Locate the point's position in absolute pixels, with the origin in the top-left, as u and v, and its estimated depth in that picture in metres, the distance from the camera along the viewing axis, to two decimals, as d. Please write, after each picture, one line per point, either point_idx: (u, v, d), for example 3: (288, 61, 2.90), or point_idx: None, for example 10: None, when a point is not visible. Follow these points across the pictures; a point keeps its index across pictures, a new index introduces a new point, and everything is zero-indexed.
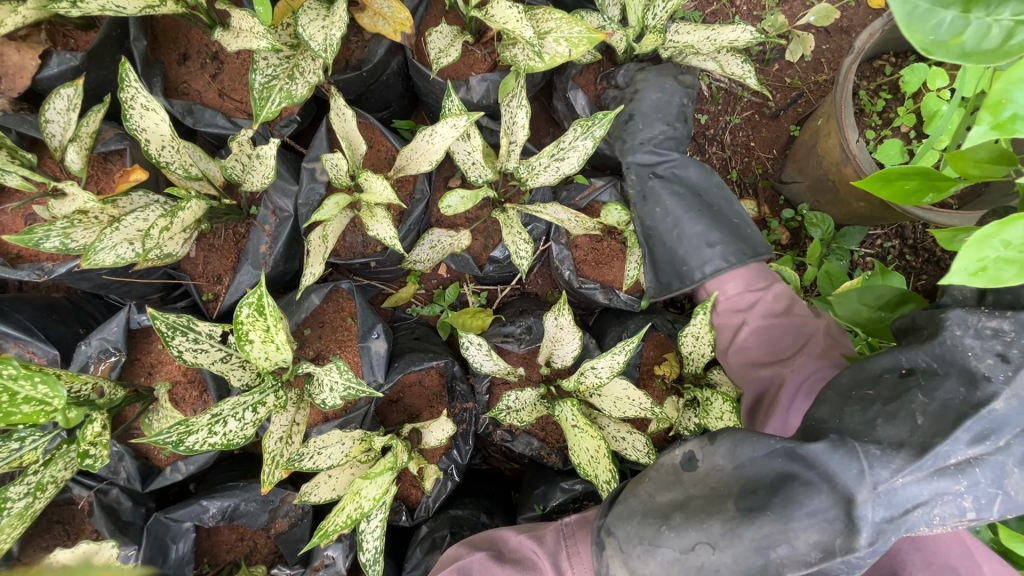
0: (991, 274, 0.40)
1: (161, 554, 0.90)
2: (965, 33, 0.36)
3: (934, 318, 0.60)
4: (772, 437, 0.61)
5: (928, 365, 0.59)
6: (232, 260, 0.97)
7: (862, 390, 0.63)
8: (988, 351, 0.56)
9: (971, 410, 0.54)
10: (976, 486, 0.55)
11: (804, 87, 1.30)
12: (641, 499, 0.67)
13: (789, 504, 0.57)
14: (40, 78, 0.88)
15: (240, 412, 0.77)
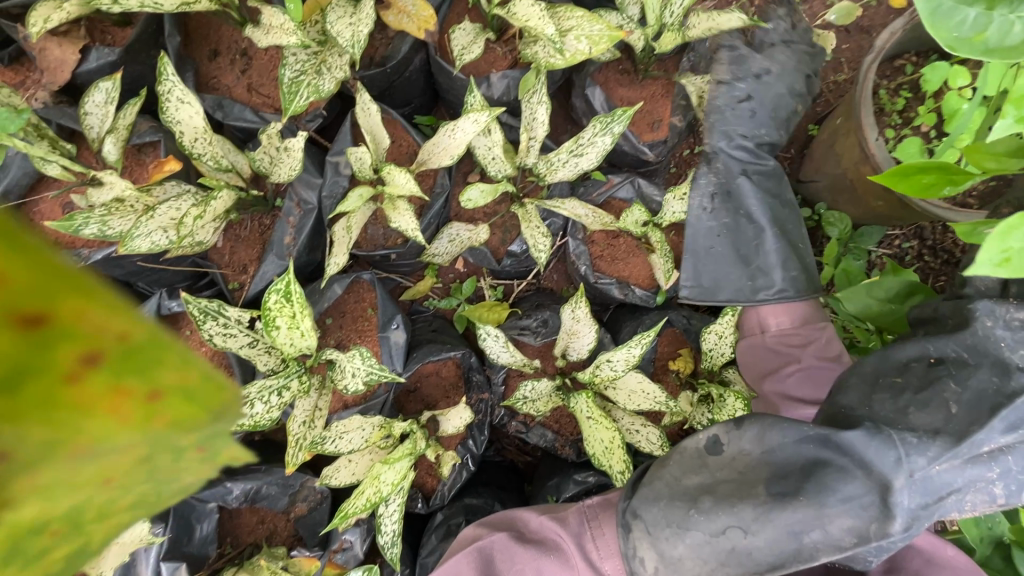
0: (1014, 262, 0.43)
1: (186, 533, 0.94)
2: (987, 31, 0.43)
3: (962, 311, 0.68)
4: (803, 425, 0.67)
5: (958, 354, 0.66)
6: (257, 251, 1.00)
7: (890, 377, 0.70)
8: (1019, 342, 0.63)
9: (1005, 398, 0.61)
10: (1006, 472, 0.62)
11: (823, 87, 1.30)
12: (667, 483, 0.72)
13: (822, 488, 0.63)
14: (80, 72, 0.91)
15: (265, 396, 0.82)
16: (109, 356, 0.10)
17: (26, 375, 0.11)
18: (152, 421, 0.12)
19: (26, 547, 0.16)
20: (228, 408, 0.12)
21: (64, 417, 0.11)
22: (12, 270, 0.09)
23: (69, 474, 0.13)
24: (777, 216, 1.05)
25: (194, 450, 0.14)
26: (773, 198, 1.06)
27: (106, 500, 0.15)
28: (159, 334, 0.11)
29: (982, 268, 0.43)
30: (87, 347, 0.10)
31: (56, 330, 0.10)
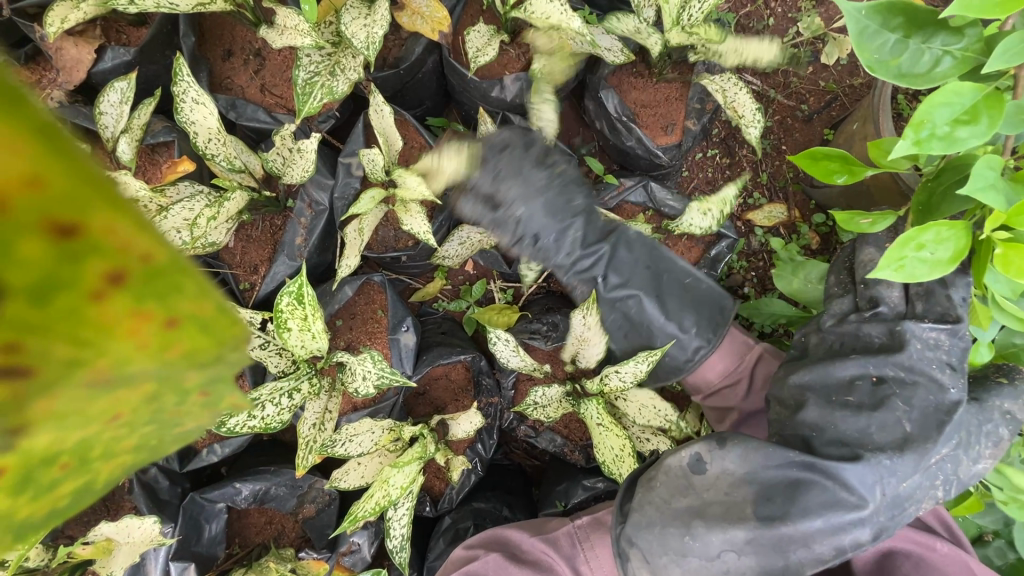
0: (908, 270, 0.52)
1: (195, 533, 0.94)
2: (902, 58, 0.51)
3: (890, 330, 0.72)
4: (786, 450, 0.71)
5: (896, 374, 0.70)
6: (268, 251, 1.00)
7: (842, 397, 0.73)
8: (942, 364, 0.69)
9: (946, 414, 0.68)
10: (947, 478, 0.70)
11: (839, 91, 1.29)
12: (657, 508, 0.74)
13: (804, 511, 0.68)
14: (95, 71, 0.92)
15: (277, 398, 0.81)
16: (138, 274, 0.12)
17: (54, 290, 0.11)
18: (167, 342, 0.13)
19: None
20: (240, 338, 0.13)
21: (86, 336, 0.12)
22: (74, 186, 0.10)
23: (80, 409, 0.13)
24: (654, 280, 0.93)
25: (195, 385, 0.15)
26: (643, 262, 0.93)
27: (91, 450, 0.15)
28: (177, 255, 0.12)
29: (886, 270, 0.52)
30: (116, 262, 0.11)
31: (89, 244, 0.11)
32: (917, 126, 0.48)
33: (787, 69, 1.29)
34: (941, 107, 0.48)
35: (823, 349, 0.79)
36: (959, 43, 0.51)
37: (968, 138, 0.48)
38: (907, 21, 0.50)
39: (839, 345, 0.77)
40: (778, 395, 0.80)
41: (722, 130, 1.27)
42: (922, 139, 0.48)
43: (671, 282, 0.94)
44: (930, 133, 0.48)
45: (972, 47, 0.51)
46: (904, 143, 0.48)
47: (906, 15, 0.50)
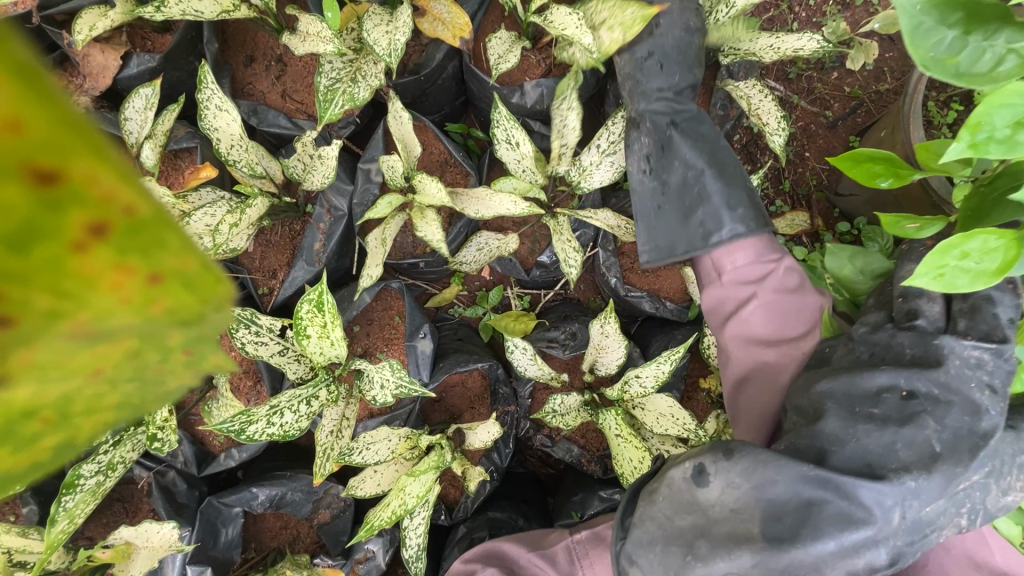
0: (948, 279, 0.46)
1: (212, 536, 0.94)
2: (960, 55, 0.41)
3: (926, 343, 0.64)
4: (803, 463, 0.62)
5: (929, 390, 0.62)
6: (287, 256, 1.01)
7: (867, 408, 0.64)
8: (981, 384, 0.60)
9: (982, 438, 0.59)
10: (974, 508, 0.62)
11: (864, 97, 1.25)
12: (659, 523, 0.67)
13: (818, 534, 0.59)
14: (121, 77, 0.93)
15: (295, 405, 0.80)
16: (121, 226, 0.11)
17: (31, 237, 0.10)
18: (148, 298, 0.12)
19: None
20: (226, 299, 0.13)
21: (67, 288, 0.11)
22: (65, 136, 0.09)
23: (59, 365, 0.12)
24: (714, 159, 0.90)
25: (179, 348, 0.14)
26: (707, 143, 0.90)
27: (81, 409, 0.14)
28: (159, 204, 0.11)
29: (920, 278, 0.47)
30: (95, 209, 0.10)
31: (71, 188, 0.10)
32: (973, 128, 0.43)
33: (812, 74, 1.26)
34: (1000, 108, 0.42)
35: (848, 359, 0.71)
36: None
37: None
38: (967, 15, 0.41)
39: (869, 356, 0.69)
40: (796, 404, 0.72)
41: (744, 136, 1.24)
42: (978, 142, 0.43)
43: (728, 170, 0.90)
44: (986, 137, 0.43)
45: None
46: (955, 146, 0.43)
47: (966, 6, 0.41)
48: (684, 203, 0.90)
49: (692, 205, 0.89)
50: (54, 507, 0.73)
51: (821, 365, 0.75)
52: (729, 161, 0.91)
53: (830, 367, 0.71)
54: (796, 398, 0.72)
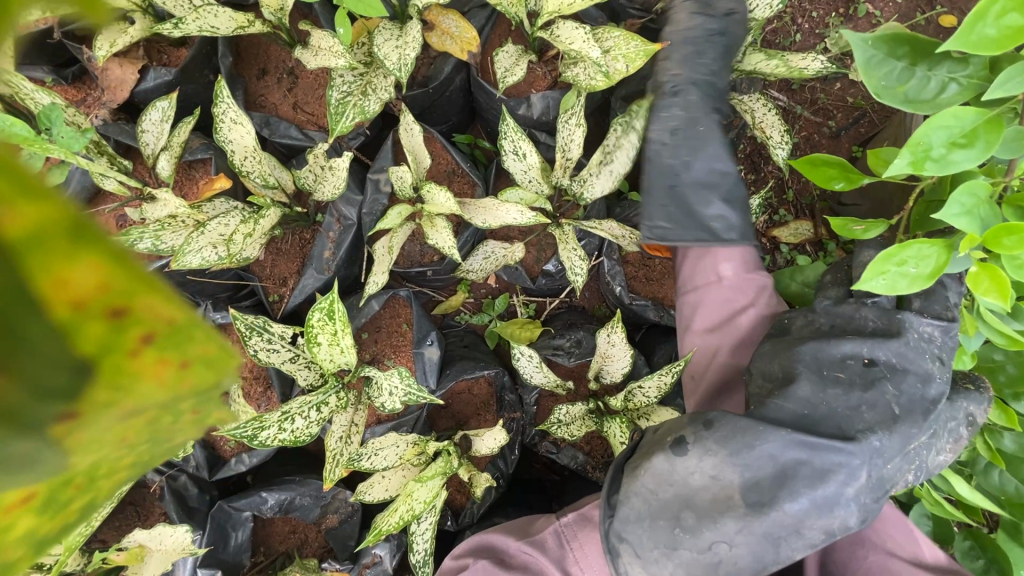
0: (890, 280, 0.53)
1: (222, 540, 0.95)
2: (910, 83, 0.55)
3: (890, 317, 0.71)
4: (780, 428, 0.67)
5: (888, 358, 0.69)
6: (297, 264, 1.02)
7: (833, 372, 0.71)
8: (929, 354, 0.69)
9: (931, 403, 0.67)
10: (919, 464, 0.70)
11: (867, 108, 1.26)
12: (644, 499, 0.70)
13: (794, 495, 0.65)
14: (138, 90, 0.95)
15: (306, 411, 0.82)
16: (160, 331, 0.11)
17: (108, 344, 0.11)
18: (177, 379, 0.12)
19: (23, 529, 0.16)
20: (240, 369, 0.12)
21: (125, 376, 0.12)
22: (102, 276, 0.09)
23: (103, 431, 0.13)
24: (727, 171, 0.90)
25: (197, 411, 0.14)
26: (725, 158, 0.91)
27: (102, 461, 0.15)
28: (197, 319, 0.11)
29: (871, 282, 0.53)
30: (138, 323, 0.11)
31: (121, 318, 0.10)
32: (915, 147, 0.50)
33: (814, 85, 1.27)
34: (939, 129, 0.50)
35: (808, 330, 0.77)
36: (965, 71, 0.55)
37: (962, 160, 0.50)
38: (913, 51, 0.55)
39: (829, 327, 0.76)
40: (764, 369, 0.76)
41: (748, 145, 1.25)
42: (919, 159, 0.50)
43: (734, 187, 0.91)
44: (926, 155, 0.50)
45: (976, 75, 0.55)
46: (901, 161, 0.50)
47: (912, 44, 0.54)
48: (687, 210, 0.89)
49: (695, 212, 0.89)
50: None
51: (780, 335, 0.80)
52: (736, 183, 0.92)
53: (792, 335, 0.77)
54: (769, 364, 0.76)
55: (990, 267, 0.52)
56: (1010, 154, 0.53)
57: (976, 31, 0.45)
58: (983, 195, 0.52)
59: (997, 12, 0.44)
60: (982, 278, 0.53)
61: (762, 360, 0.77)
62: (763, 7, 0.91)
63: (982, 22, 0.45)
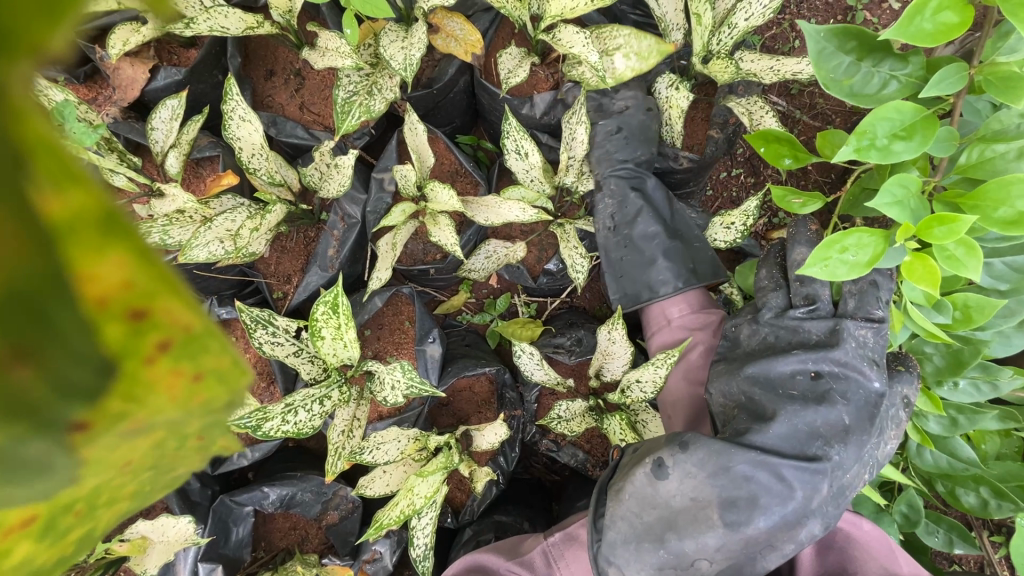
0: (832, 269, 0.54)
1: (223, 535, 0.96)
2: (855, 77, 0.56)
3: (831, 327, 0.76)
4: (749, 450, 0.74)
5: (832, 368, 0.75)
6: (301, 262, 1.03)
7: (786, 389, 0.77)
8: (864, 358, 0.74)
9: (875, 405, 0.73)
10: (879, 465, 0.78)
11: (865, 112, 1.26)
12: (629, 521, 0.77)
13: (765, 512, 0.72)
14: (148, 89, 0.97)
15: (310, 404, 0.83)
16: (181, 345, 0.10)
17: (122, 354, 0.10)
18: (188, 396, 0.12)
19: (20, 554, 0.18)
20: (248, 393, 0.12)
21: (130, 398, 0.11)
22: (132, 273, 0.09)
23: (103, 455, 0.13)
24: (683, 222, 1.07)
25: (195, 432, 0.14)
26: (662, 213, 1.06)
27: (102, 492, 0.16)
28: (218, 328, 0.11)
29: (812, 268, 0.53)
30: (157, 329, 0.10)
31: (141, 321, 0.10)
32: (859, 136, 0.51)
33: (814, 90, 1.27)
34: (881, 121, 0.51)
35: (756, 341, 0.84)
36: (904, 69, 0.56)
37: (902, 152, 0.52)
38: (860, 45, 0.55)
39: (773, 339, 0.81)
40: (723, 392, 0.84)
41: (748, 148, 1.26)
42: (863, 147, 0.51)
43: (679, 235, 1.06)
44: (868, 144, 0.51)
45: (916, 73, 0.56)
46: (846, 149, 0.51)
47: (860, 39, 0.55)
48: (643, 258, 1.05)
49: (647, 258, 1.05)
50: None
51: (732, 349, 0.87)
52: (683, 229, 1.07)
53: (744, 352, 0.84)
54: (726, 386, 0.83)
55: (923, 256, 0.53)
56: (941, 152, 0.55)
57: (914, 24, 0.46)
58: (914, 188, 0.53)
59: (934, 7, 0.46)
60: (915, 266, 0.53)
61: (719, 382, 0.84)
62: (756, 16, 0.89)
63: (920, 16, 0.46)
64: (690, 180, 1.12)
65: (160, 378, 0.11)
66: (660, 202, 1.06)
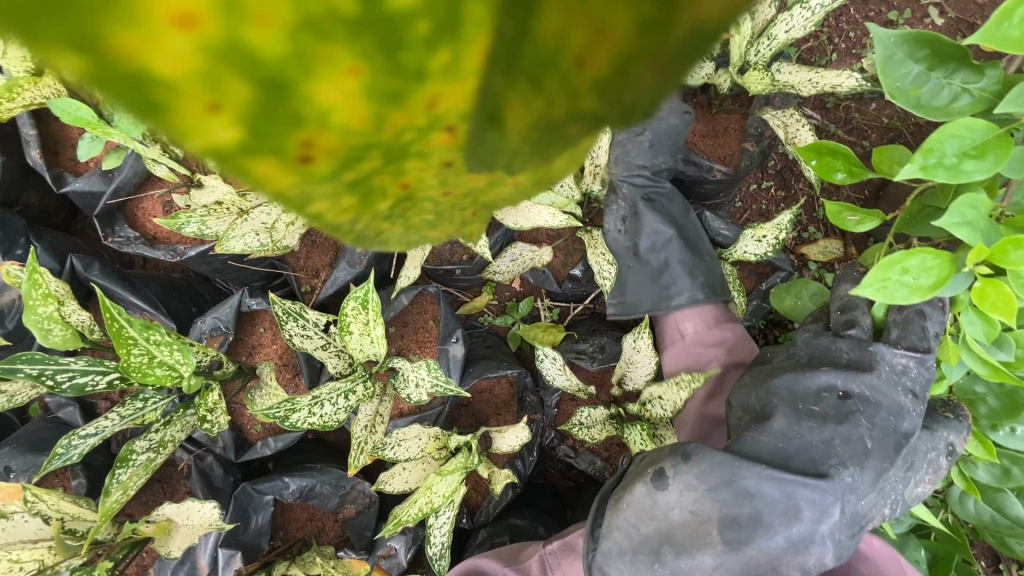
0: (890, 290, 0.53)
1: (243, 522, 0.96)
2: (923, 88, 0.56)
3: (862, 349, 0.74)
4: (755, 464, 0.73)
5: (862, 391, 0.73)
6: (330, 257, 1.05)
7: (808, 406, 0.76)
8: (902, 388, 0.71)
9: (903, 437, 0.71)
10: (897, 499, 0.75)
11: (903, 129, 1.23)
12: (625, 532, 0.77)
13: (769, 533, 0.70)
14: None
15: (335, 398, 0.83)
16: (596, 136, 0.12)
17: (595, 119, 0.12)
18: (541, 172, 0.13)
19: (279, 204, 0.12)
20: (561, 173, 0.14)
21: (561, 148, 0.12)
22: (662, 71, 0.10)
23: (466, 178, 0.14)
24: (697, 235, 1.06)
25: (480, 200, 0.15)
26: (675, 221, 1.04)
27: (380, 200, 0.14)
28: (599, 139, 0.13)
29: (869, 288, 0.53)
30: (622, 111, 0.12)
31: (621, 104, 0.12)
32: (927, 152, 0.51)
33: (850, 104, 1.25)
34: (951, 138, 0.50)
35: (788, 362, 0.84)
36: (977, 82, 0.55)
37: (972, 172, 0.51)
38: (932, 55, 0.54)
39: (807, 358, 0.82)
40: (744, 401, 0.84)
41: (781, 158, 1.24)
42: (929, 165, 0.50)
43: (696, 245, 1.05)
44: (936, 161, 0.51)
45: (989, 88, 0.55)
46: (911, 165, 0.50)
47: (933, 47, 0.54)
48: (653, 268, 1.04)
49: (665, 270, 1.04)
50: (108, 478, 0.75)
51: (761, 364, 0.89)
52: (696, 240, 1.06)
53: (772, 366, 0.84)
54: (747, 396, 0.83)
55: (996, 282, 0.52)
56: (1014, 175, 0.54)
57: (1000, 30, 0.46)
58: (985, 210, 0.52)
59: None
60: (987, 292, 0.53)
61: (741, 393, 0.84)
62: (798, 28, 0.88)
63: (1008, 21, 0.46)
64: (720, 190, 1.09)
65: (499, 184, 0.14)
66: (673, 211, 1.05)
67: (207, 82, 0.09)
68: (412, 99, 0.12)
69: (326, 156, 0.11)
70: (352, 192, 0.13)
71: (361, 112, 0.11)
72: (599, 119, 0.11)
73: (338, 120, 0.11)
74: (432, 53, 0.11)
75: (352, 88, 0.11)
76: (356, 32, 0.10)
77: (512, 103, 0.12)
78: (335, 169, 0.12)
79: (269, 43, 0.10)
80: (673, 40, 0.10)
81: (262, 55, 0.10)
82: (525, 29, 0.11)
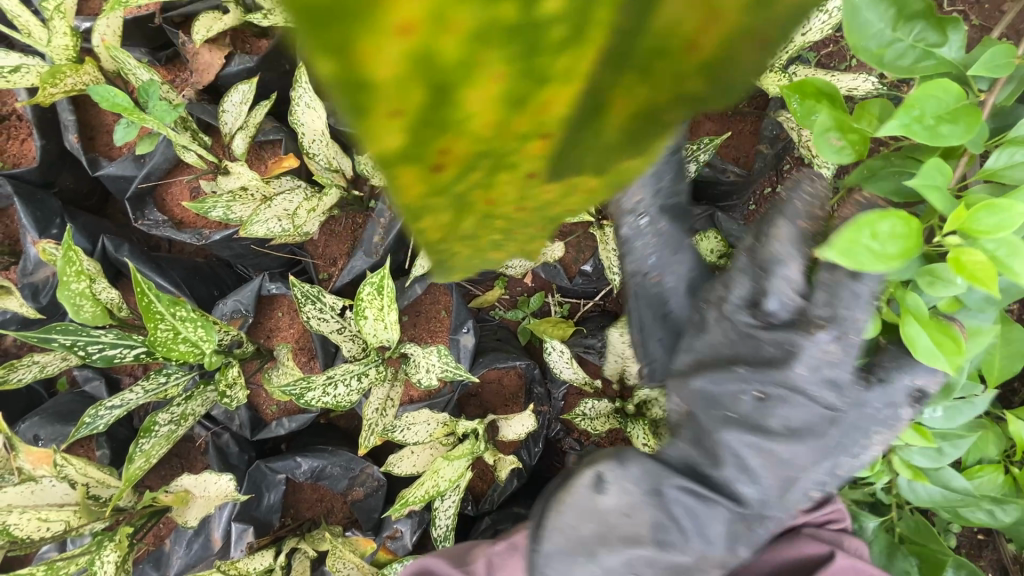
0: (858, 256, 0.44)
1: (256, 499, 1.00)
2: (888, 47, 0.56)
3: (786, 341, 0.59)
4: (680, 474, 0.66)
5: (776, 387, 0.60)
6: (347, 246, 1.08)
7: (726, 408, 0.62)
8: (825, 380, 0.60)
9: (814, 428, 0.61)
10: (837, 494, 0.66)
11: None
12: (562, 532, 0.63)
13: (697, 534, 0.65)
14: (222, 74, 1.03)
15: (349, 379, 0.86)
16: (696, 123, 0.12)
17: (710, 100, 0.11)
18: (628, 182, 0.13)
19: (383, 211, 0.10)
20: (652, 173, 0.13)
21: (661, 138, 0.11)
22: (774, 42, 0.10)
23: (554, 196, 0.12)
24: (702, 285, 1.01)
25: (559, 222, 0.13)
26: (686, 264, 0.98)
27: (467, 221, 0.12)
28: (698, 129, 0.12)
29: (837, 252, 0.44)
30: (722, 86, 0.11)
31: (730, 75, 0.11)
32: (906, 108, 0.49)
33: None
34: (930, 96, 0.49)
35: (716, 335, 0.65)
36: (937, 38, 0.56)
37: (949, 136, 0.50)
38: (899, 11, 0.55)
39: (735, 340, 0.63)
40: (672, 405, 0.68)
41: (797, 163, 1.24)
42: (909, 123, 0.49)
43: None
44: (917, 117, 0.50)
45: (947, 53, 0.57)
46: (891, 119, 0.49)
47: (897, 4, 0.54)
48: None
49: None
50: (132, 446, 0.79)
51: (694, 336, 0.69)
52: None
53: (695, 351, 0.67)
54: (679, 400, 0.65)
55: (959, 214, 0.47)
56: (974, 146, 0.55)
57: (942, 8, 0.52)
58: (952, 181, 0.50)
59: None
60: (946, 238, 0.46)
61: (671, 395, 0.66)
62: (818, 32, 0.88)
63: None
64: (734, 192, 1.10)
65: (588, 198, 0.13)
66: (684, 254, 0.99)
67: (386, 88, 0.08)
68: (544, 106, 0.10)
69: (457, 165, 0.10)
70: (455, 210, 0.11)
71: (499, 121, 0.10)
72: (708, 103, 0.11)
73: (473, 131, 0.09)
74: (574, 50, 0.10)
75: (494, 95, 0.09)
76: (512, 26, 0.08)
77: (628, 96, 0.10)
78: (457, 192, 0.10)
79: (444, 42, 0.08)
80: (819, 4, 0.10)
81: (438, 58, 0.08)
82: (666, 1, 0.10)
